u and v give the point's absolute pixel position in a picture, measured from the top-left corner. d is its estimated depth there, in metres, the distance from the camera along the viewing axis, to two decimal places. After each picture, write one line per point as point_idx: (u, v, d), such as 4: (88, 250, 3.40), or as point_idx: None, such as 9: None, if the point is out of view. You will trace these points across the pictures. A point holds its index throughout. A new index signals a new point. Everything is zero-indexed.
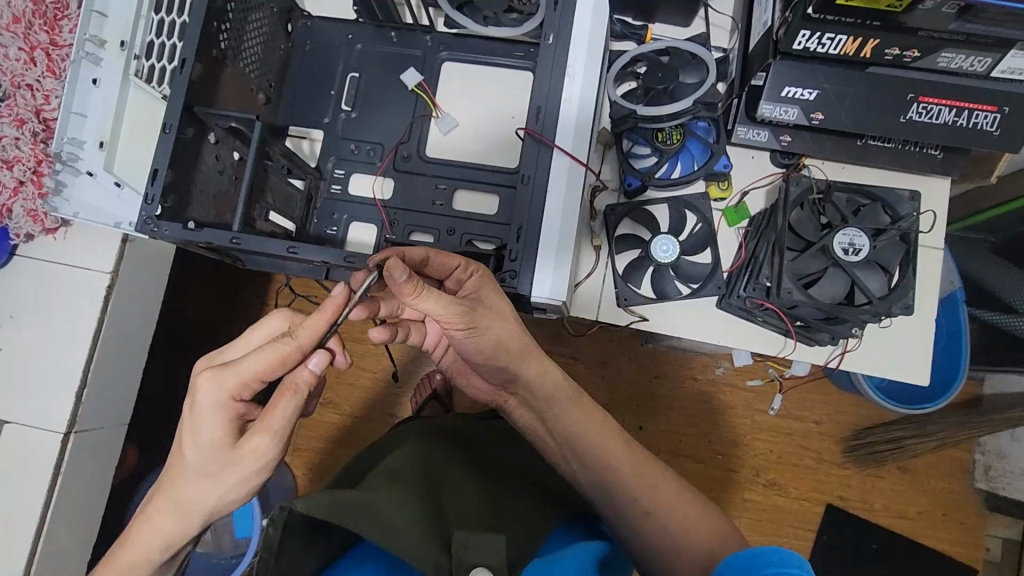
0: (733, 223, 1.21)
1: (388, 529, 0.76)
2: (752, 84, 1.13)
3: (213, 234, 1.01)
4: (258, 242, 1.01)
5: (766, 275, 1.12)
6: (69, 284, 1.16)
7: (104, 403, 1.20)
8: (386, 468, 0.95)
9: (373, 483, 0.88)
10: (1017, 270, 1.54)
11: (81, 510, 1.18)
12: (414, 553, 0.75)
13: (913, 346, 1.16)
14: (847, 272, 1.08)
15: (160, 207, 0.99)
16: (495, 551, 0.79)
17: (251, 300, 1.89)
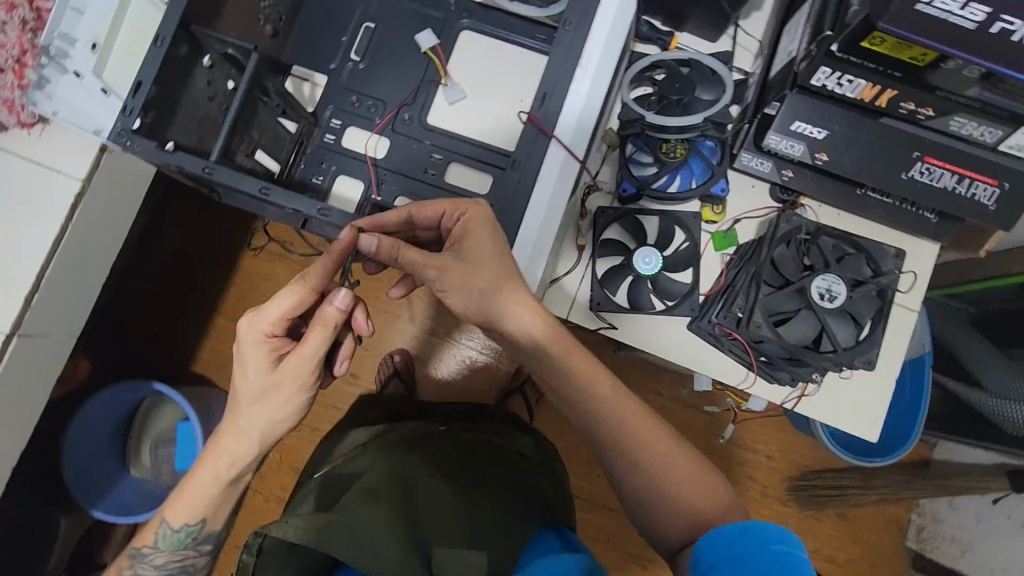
0: (719, 248, 1.20)
1: (361, 543, 0.86)
2: (764, 112, 1.12)
3: (187, 159, 0.97)
4: (231, 176, 0.97)
5: (740, 306, 1.14)
6: (38, 184, 1.13)
7: (54, 313, 1.16)
8: (363, 486, 1.05)
9: (351, 501, 0.99)
10: (988, 345, 1.59)
11: (15, 417, 1.15)
12: (392, 571, 0.85)
13: (868, 399, 1.18)
14: (820, 317, 1.10)
15: (137, 120, 0.96)
16: None
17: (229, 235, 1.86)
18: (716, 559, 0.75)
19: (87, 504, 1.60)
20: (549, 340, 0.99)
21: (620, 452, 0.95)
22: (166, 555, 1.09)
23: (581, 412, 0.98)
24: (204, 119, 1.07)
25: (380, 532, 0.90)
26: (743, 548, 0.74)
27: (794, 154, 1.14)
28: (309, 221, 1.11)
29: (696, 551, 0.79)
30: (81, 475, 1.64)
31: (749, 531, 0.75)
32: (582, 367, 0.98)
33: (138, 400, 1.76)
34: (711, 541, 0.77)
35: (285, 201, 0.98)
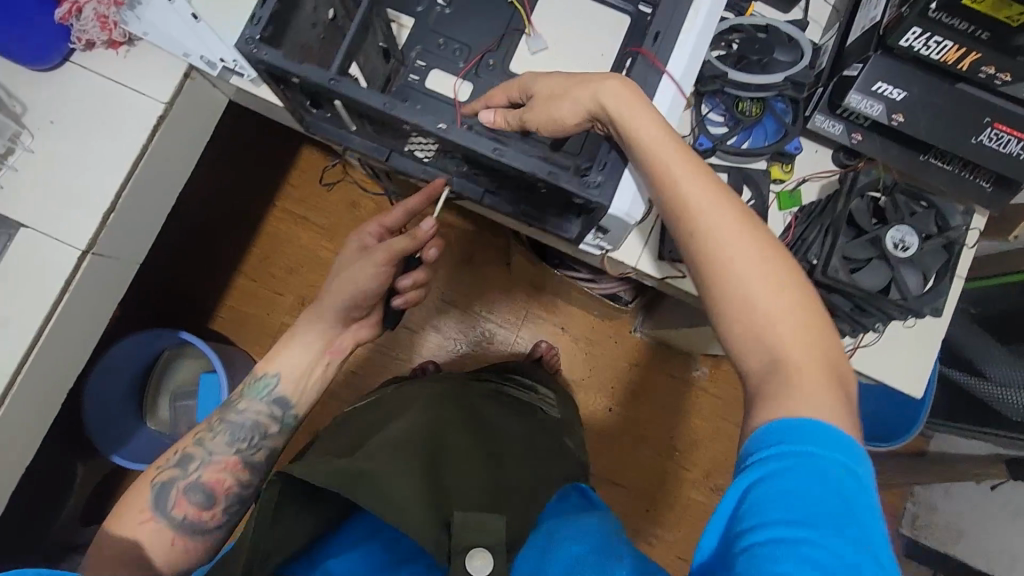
0: (783, 206, 1.19)
1: (382, 496, 0.88)
2: (843, 75, 1.18)
3: (310, 69, 0.95)
4: (356, 89, 0.94)
5: (814, 252, 1.07)
6: (119, 103, 1.09)
7: (125, 239, 1.12)
8: (392, 434, 1.04)
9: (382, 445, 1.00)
10: (992, 340, 1.63)
11: (73, 347, 1.10)
12: (412, 526, 0.86)
13: (902, 355, 1.14)
14: (891, 266, 1.04)
15: (261, 32, 0.97)
16: (495, 533, 0.88)
17: None
18: (776, 449, 0.70)
19: (108, 449, 1.59)
20: (719, 210, 0.83)
21: (767, 331, 0.77)
22: (247, 411, 1.09)
23: (725, 277, 0.80)
24: (304, 48, 1.07)
25: (407, 483, 0.91)
26: (808, 446, 0.69)
27: (870, 114, 1.17)
28: (393, 152, 1.11)
29: (751, 436, 0.73)
30: (100, 420, 1.62)
31: (814, 428, 0.70)
32: (741, 268, 0.80)
33: (159, 350, 1.74)
34: (769, 428, 0.72)
35: (413, 117, 0.94)
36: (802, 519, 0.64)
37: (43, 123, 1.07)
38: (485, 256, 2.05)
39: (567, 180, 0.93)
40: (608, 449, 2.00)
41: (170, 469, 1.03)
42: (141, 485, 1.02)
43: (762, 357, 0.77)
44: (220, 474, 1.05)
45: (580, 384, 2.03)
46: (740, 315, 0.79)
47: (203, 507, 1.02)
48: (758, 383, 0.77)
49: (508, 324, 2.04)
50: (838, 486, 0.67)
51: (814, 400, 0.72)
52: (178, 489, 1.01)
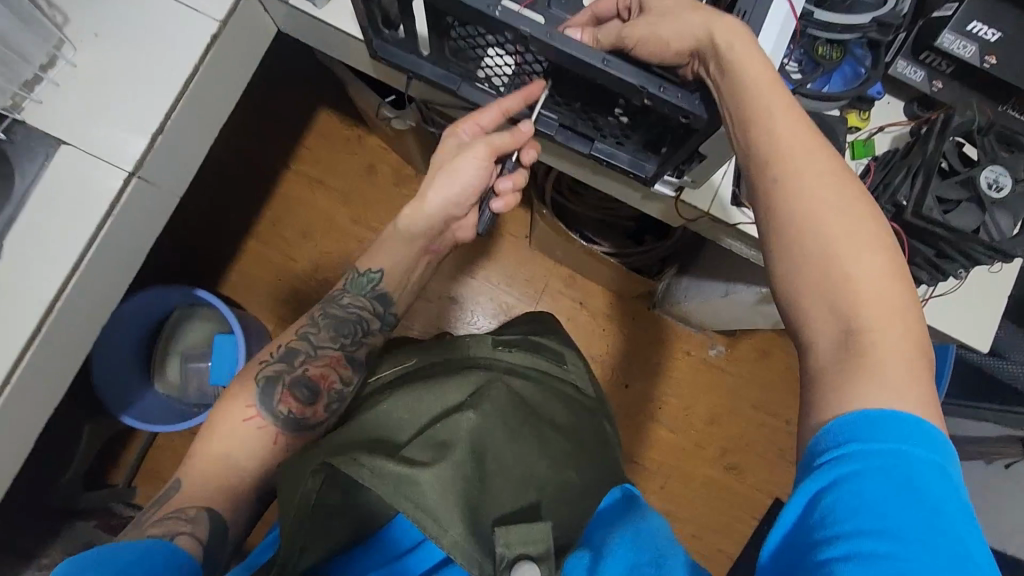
0: (856, 156, 0.93)
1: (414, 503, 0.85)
2: (931, 15, 1.00)
3: None
4: None
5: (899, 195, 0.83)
6: (168, 15, 0.96)
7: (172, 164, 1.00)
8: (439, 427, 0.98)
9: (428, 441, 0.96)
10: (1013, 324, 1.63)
11: (109, 285, 0.97)
12: (454, 543, 0.83)
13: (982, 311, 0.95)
14: (985, 210, 0.80)
15: None
16: (540, 541, 0.82)
17: None
18: (846, 451, 0.63)
19: (116, 408, 1.54)
20: (818, 166, 0.74)
21: (848, 303, 0.70)
22: (349, 306, 1.07)
23: (805, 243, 0.73)
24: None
25: (442, 486, 0.87)
26: (885, 443, 0.62)
27: (958, 57, 1.00)
28: (464, 82, 0.94)
29: (817, 436, 0.66)
30: (109, 378, 1.57)
31: (891, 427, 0.63)
32: (834, 242, 0.71)
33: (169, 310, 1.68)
34: (836, 427, 0.65)
35: (513, 20, 0.73)
36: (885, 530, 0.58)
37: (86, 34, 0.95)
38: (504, 228, 2.02)
39: (681, 98, 0.74)
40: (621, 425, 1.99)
41: (275, 363, 1.03)
42: (245, 379, 1.02)
43: (833, 331, 0.70)
44: (323, 370, 1.04)
45: (596, 360, 2.01)
46: (822, 283, 0.71)
47: (306, 402, 1.02)
48: (826, 359, 0.70)
49: (525, 297, 2.01)
50: (921, 492, 0.60)
51: (889, 384, 0.65)
52: (283, 384, 1.01)
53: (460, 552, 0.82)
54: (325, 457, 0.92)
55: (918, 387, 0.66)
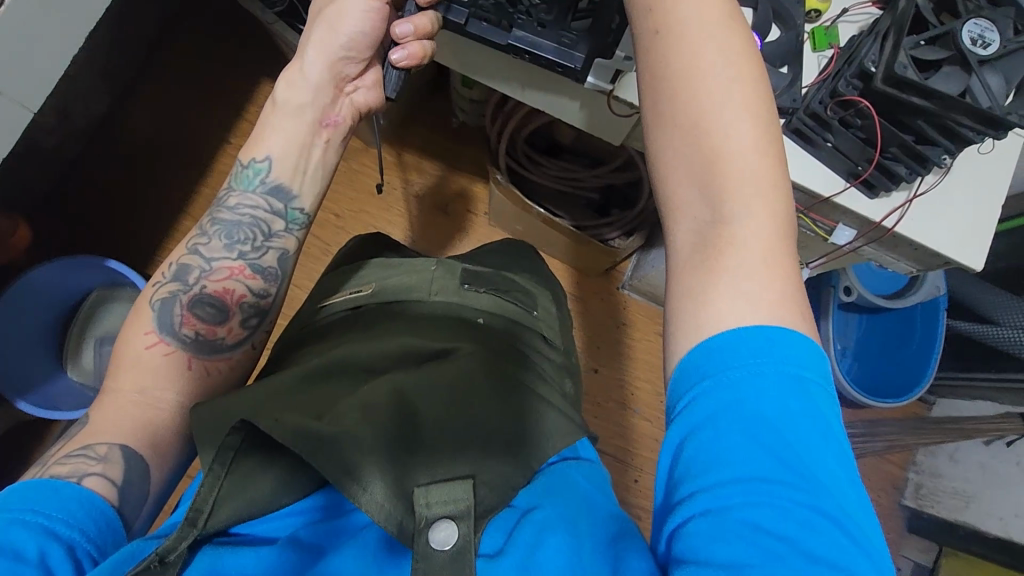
0: (818, 46, 0.76)
1: (343, 462, 0.61)
2: None
3: None
4: None
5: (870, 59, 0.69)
6: None
7: (16, 69, 0.78)
8: (391, 377, 0.74)
9: (375, 389, 0.71)
10: (1004, 292, 1.52)
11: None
12: (371, 503, 0.61)
13: (976, 217, 0.76)
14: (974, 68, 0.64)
15: None
16: (463, 498, 0.63)
17: (211, 113, 1.64)
18: (696, 392, 0.52)
19: (11, 393, 1.32)
20: (701, 6, 0.56)
21: (711, 179, 0.54)
22: (241, 207, 0.84)
23: (676, 106, 0.55)
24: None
25: (387, 439, 0.64)
26: (738, 371, 0.51)
27: None
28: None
29: (668, 378, 0.55)
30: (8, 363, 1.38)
31: (743, 354, 0.51)
32: (719, 91, 0.54)
33: (85, 289, 1.50)
34: (684, 367, 0.53)
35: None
36: (744, 476, 0.49)
37: None
38: (463, 205, 1.86)
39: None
40: (592, 414, 1.82)
41: (168, 281, 0.81)
42: (140, 304, 0.81)
43: (696, 216, 0.55)
44: (228, 282, 0.82)
45: None
46: (693, 156, 0.54)
47: (216, 322, 0.81)
48: (686, 264, 0.55)
49: None
50: (785, 425, 0.50)
51: (744, 274, 0.53)
52: (182, 303, 0.80)
53: (387, 517, 0.60)
54: (245, 412, 0.65)
55: (782, 295, 0.53)
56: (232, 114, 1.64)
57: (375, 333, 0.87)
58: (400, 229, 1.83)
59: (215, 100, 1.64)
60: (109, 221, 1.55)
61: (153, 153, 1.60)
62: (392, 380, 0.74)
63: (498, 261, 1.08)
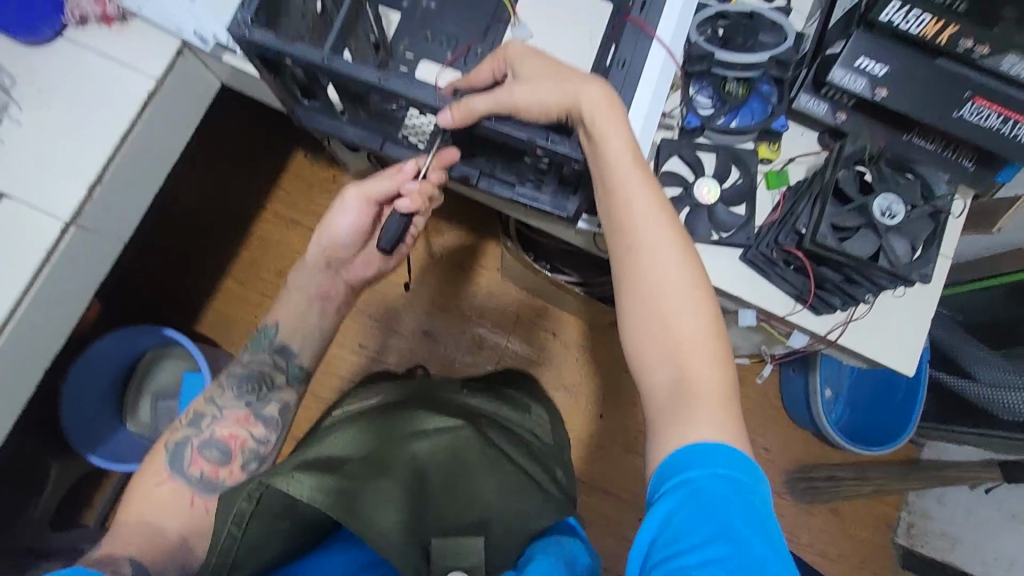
0: (771, 186, 0.91)
1: (365, 517, 0.79)
2: (826, 53, 0.84)
3: (303, 49, 0.70)
4: (349, 64, 0.68)
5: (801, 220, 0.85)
6: (104, 75, 0.92)
7: (111, 220, 0.96)
8: (399, 444, 0.93)
9: (384, 461, 0.89)
10: (985, 346, 1.57)
11: (40, 343, 0.92)
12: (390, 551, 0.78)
13: (911, 329, 0.88)
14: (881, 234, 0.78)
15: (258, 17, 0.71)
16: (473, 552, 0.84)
17: (242, 194, 1.76)
18: (678, 481, 0.60)
19: (83, 449, 1.49)
20: (652, 210, 0.67)
21: (672, 350, 0.65)
22: (251, 363, 0.96)
23: (643, 292, 0.66)
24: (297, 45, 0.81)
25: (396, 496, 0.84)
26: (721, 473, 0.59)
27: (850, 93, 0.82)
28: (387, 141, 0.87)
29: (653, 470, 0.63)
30: (81, 423, 1.54)
31: (727, 459, 0.60)
32: (674, 279, 0.65)
33: (140, 350, 1.64)
34: (669, 461, 0.62)
35: (407, 90, 0.68)
36: (709, 539, 0.57)
37: (30, 92, 0.91)
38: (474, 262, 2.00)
39: (571, 150, 0.69)
40: (596, 452, 1.96)
41: (183, 426, 0.90)
42: (157, 446, 0.89)
43: (669, 375, 0.65)
44: (234, 429, 0.91)
45: (570, 389, 1.99)
46: (661, 330, 0.65)
47: (219, 463, 0.89)
48: (661, 412, 0.64)
49: (503, 331, 1.99)
50: (742, 504, 0.59)
51: (707, 419, 0.62)
52: (193, 446, 0.89)
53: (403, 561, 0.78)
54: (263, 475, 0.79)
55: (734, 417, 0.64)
56: (266, 185, 1.78)
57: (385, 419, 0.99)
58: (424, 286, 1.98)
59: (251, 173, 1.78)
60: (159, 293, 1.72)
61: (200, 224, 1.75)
62: (401, 454, 0.91)
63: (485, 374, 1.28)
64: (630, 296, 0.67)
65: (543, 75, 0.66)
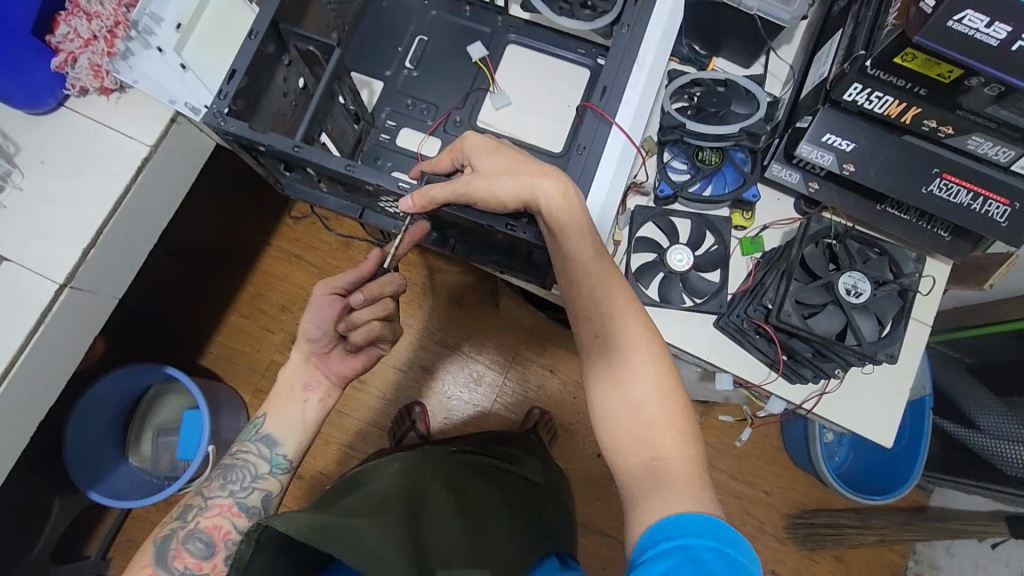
0: (745, 253, 0.91)
1: (361, 550, 0.70)
2: (796, 126, 0.87)
3: (275, 137, 0.76)
4: (322, 155, 0.77)
5: (771, 296, 0.86)
6: (103, 144, 0.96)
7: (107, 279, 0.99)
8: (367, 491, 0.86)
9: (388, 500, 0.83)
10: (986, 392, 1.45)
11: (36, 397, 0.95)
12: None
13: (885, 403, 0.88)
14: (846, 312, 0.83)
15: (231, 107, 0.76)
16: None
17: (233, 221, 1.72)
18: (673, 544, 0.55)
19: (84, 485, 1.46)
20: (613, 294, 0.68)
21: (646, 431, 0.63)
22: (244, 456, 0.90)
23: (612, 376, 0.65)
24: (277, 122, 0.85)
25: (398, 531, 0.76)
26: (720, 549, 0.54)
27: (819, 166, 0.86)
28: (367, 209, 0.95)
29: (639, 532, 0.58)
30: (82, 456, 1.51)
31: (728, 536, 0.55)
32: (640, 359, 0.65)
33: (145, 385, 1.64)
34: (664, 522, 0.56)
35: (375, 179, 0.76)
36: None
37: (33, 162, 0.95)
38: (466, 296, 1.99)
39: (529, 235, 0.77)
40: (593, 498, 1.65)
41: (171, 519, 0.85)
42: (145, 539, 0.84)
43: (642, 457, 0.62)
44: (218, 519, 0.86)
45: (566, 430, 1.69)
46: (632, 413, 0.64)
47: (204, 558, 0.83)
48: (631, 487, 0.61)
49: (496, 365, 1.71)
50: None
51: (683, 496, 0.58)
52: (178, 539, 0.83)
53: None
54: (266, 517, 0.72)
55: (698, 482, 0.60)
56: (265, 221, 1.73)
57: (373, 470, 0.96)
58: (419, 316, 1.71)
59: (253, 207, 1.73)
60: (142, 330, 1.67)
61: (197, 256, 1.70)
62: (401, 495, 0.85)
63: (471, 443, 1.25)
64: (599, 380, 0.66)
65: (500, 169, 0.70)
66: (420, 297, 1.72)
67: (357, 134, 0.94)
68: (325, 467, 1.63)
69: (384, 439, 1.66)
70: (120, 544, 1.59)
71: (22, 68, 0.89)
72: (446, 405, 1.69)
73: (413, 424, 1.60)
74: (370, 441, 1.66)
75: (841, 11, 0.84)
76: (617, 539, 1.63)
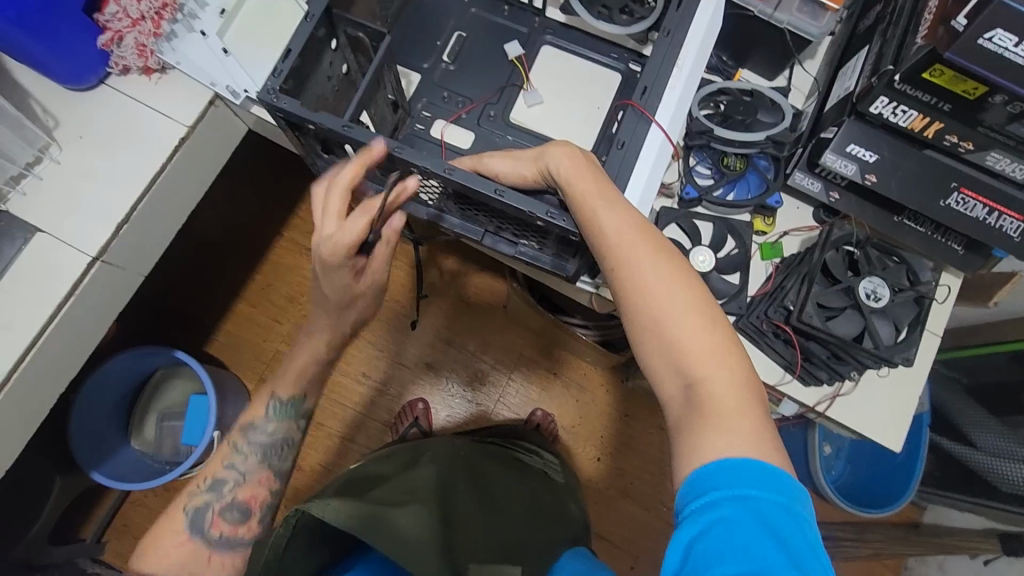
0: (765, 257, 0.94)
1: (393, 544, 0.72)
2: (819, 137, 0.90)
3: (321, 118, 0.79)
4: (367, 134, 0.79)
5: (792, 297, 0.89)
6: (142, 122, 0.98)
7: (135, 254, 1.00)
8: (395, 481, 0.88)
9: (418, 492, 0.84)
10: (983, 410, 1.47)
11: (63, 367, 0.97)
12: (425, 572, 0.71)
13: (894, 408, 0.91)
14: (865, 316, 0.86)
15: (281, 86, 0.78)
16: None
17: (249, 209, 1.74)
18: (721, 493, 0.54)
19: (88, 466, 1.46)
20: (631, 236, 0.69)
21: (681, 362, 0.62)
22: (273, 429, 0.90)
23: (643, 313, 0.65)
24: (320, 104, 0.88)
25: (428, 524, 0.78)
26: (777, 501, 0.53)
27: (842, 175, 0.89)
28: None
29: (689, 476, 0.57)
30: (86, 437, 1.51)
31: (785, 485, 0.55)
32: (666, 291, 0.65)
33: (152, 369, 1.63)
34: (715, 470, 0.55)
35: (418, 162, 0.79)
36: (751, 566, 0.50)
37: (73, 136, 0.97)
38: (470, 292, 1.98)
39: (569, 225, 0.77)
40: (592, 500, 1.66)
41: (201, 491, 0.85)
42: (172, 509, 0.85)
43: (681, 390, 0.62)
44: (255, 488, 0.87)
45: (568, 433, 1.70)
46: (668, 347, 0.63)
47: (239, 524, 0.85)
48: (676, 415, 0.61)
49: (502, 364, 1.73)
50: (786, 537, 0.52)
51: (730, 430, 0.57)
52: (212, 510, 0.84)
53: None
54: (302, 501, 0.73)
55: None
56: (280, 212, 1.74)
57: (397, 462, 0.97)
58: (429, 312, 1.73)
59: (270, 196, 1.74)
60: (152, 313, 1.68)
61: (212, 242, 1.71)
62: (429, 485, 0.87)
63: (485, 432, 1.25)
64: (632, 320, 0.66)
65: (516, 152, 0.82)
66: (431, 293, 1.74)
67: (395, 122, 0.97)
68: (328, 457, 1.64)
69: (388, 433, 1.67)
70: (117, 529, 1.58)
71: (69, 43, 0.91)
72: (453, 403, 1.70)
73: (418, 419, 1.61)
74: (374, 434, 1.67)
75: (867, 29, 0.88)
76: (613, 542, 1.64)
